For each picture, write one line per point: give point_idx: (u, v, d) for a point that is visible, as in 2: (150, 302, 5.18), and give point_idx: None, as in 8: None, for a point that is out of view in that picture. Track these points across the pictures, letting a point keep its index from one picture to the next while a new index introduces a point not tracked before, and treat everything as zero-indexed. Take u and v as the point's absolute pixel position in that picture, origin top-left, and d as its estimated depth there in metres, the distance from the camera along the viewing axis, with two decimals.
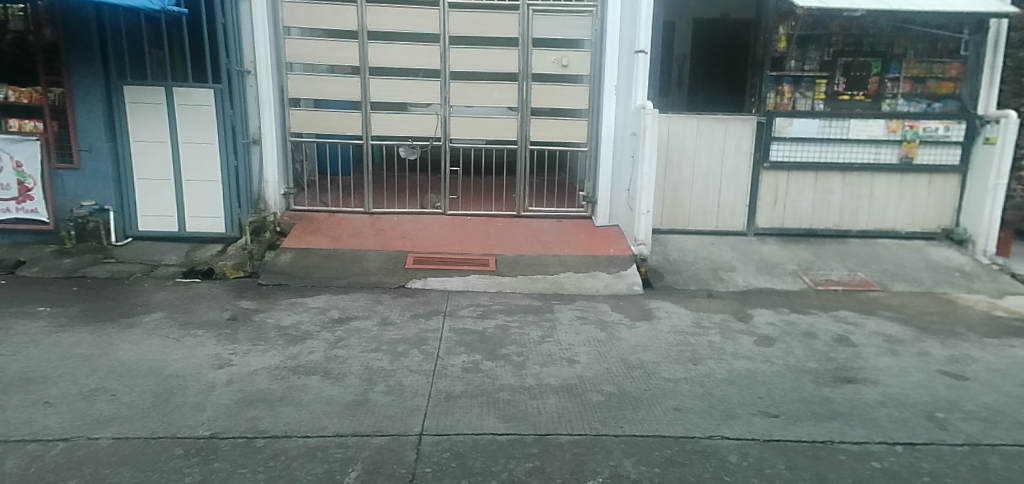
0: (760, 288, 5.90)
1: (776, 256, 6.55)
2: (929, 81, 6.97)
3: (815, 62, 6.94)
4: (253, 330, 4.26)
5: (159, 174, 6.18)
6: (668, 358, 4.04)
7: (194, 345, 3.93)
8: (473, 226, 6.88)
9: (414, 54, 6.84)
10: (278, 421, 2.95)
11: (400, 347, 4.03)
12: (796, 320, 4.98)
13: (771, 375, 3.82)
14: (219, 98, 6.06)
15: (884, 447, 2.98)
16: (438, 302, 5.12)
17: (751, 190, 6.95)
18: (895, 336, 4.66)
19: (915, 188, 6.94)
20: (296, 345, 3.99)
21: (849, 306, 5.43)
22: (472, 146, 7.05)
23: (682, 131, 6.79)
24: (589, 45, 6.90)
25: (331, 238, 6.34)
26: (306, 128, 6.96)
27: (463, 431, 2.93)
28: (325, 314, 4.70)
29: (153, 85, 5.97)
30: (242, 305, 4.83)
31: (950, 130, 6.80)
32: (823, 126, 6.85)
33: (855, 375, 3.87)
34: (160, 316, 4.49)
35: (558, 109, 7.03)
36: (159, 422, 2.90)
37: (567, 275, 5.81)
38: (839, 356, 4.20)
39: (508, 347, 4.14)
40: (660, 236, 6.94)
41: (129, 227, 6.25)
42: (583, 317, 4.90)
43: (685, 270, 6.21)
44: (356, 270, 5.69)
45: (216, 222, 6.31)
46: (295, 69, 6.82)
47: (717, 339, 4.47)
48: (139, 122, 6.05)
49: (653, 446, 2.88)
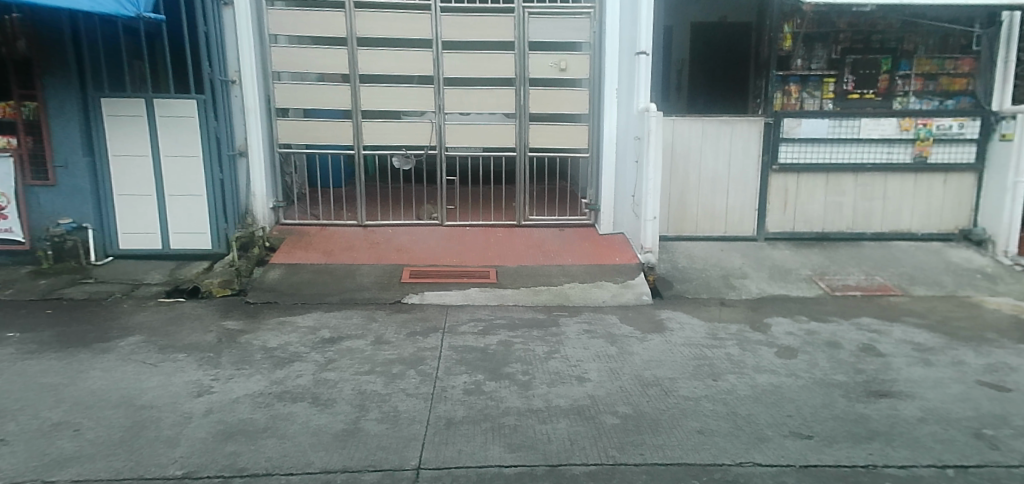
0: (774, 295, 5.62)
1: (788, 262, 6.27)
2: (941, 77, 6.76)
3: (822, 60, 6.78)
4: (237, 353, 3.95)
5: (141, 189, 5.91)
6: (685, 374, 3.74)
7: (172, 370, 3.63)
8: (473, 236, 6.60)
9: (405, 60, 6.57)
10: (259, 457, 2.64)
11: (395, 369, 3.73)
12: (817, 329, 4.68)
13: (798, 391, 3.52)
14: (203, 109, 5.81)
15: (934, 471, 2.68)
16: (436, 318, 4.83)
17: (759, 193, 6.68)
18: (924, 344, 4.37)
19: (931, 187, 6.68)
20: (283, 369, 3.68)
21: (870, 313, 5.15)
22: (468, 154, 6.76)
23: (687, 134, 6.53)
24: (587, 47, 6.65)
25: (322, 252, 6.03)
26: (295, 139, 6.68)
27: (465, 463, 2.63)
28: (315, 333, 4.40)
29: (132, 96, 5.71)
30: (226, 326, 4.53)
31: (964, 127, 6.59)
32: (833, 126, 6.61)
33: (890, 388, 3.58)
34: (137, 340, 4.18)
35: (559, 114, 6.77)
36: (126, 461, 2.59)
37: (572, 286, 5.52)
38: (868, 368, 3.91)
39: (512, 365, 3.84)
40: (666, 243, 6.66)
41: (109, 246, 5.97)
42: (590, 330, 4.60)
43: (695, 278, 5.93)
44: (349, 285, 5.41)
45: (200, 238, 6.04)
46: (281, 78, 6.56)
47: (735, 351, 4.17)
48: (118, 136, 5.78)
49: (678, 477, 2.58)
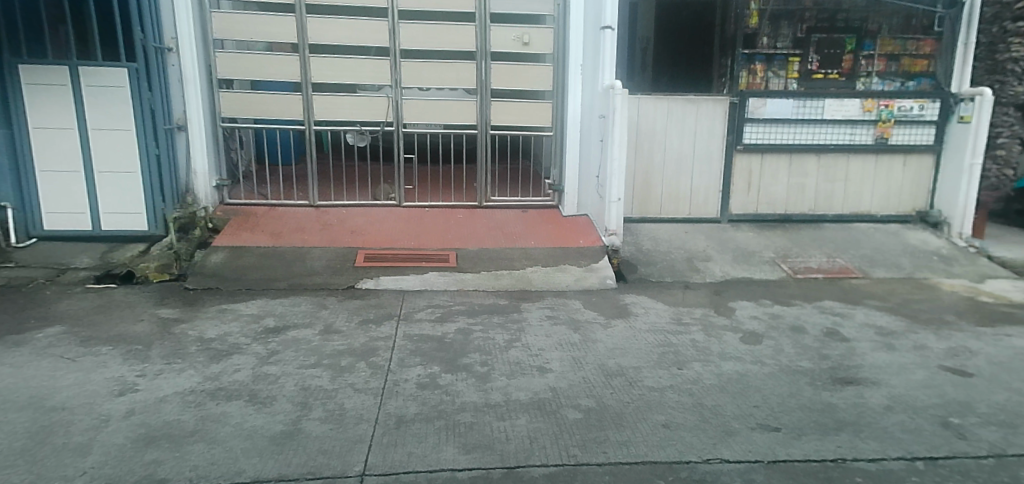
0: (738, 278, 5.54)
1: (751, 244, 6.20)
2: (903, 59, 6.79)
3: (787, 39, 6.70)
4: (169, 346, 3.64)
5: (67, 166, 5.46)
6: (650, 363, 3.59)
7: (94, 366, 3.31)
8: (431, 218, 6.34)
9: (359, 31, 6.20)
10: (183, 465, 2.38)
11: (343, 361, 3.48)
12: (781, 313, 4.61)
13: (764, 379, 3.42)
14: (135, 78, 5.36)
15: (903, 464, 2.59)
16: (391, 304, 4.58)
17: (724, 174, 6.59)
18: (886, 328, 4.34)
19: (890, 169, 6.69)
20: (219, 363, 3.40)
21: (832, 296, 5.11)
22: (428, 132, 6.47)
23: (653, 113, 6.37)
24: (551, 21, 6.39)
25: (269, 235, 5.68)
26: (241, 113, 6.26)
27: (414, 468, 2.42)
28: (259, 322, 4.10)
29: (54, 64, 5.25)
30: (161, 315, 4.19)
31: (924, 109, 6.56)
32: (797, 106, 6.52)
33: (856, 375, 3.50)
34: (58, 331, 3.83)
35: (521, 90, 6.51)
36: (27, 473, 2.30)
37: (534, 270, 5.33)
38: (833, 353, 3.83)
39: (470, 355, 3.63)
40: (631, 225, 6.52)
41: (32, 227, 5.51)
42: (553, 317, 4.42)
43: (659, 261, 5.81)
44: (299, 270, 5.10)
45: (136, 219, 5.62)
46: (226, 47, 6.15)
47: (700, 337, 4.05)
48: (40, 107, 5.32)
49: (642, 477, 2.42)
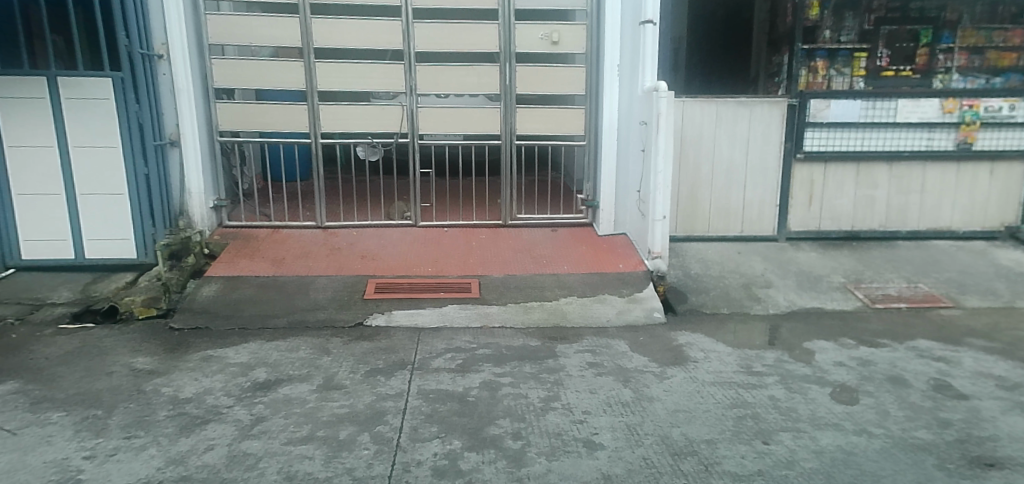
0: (806, 309, 4.76)
1: (816, 267, 5.41)
2: (988, 52, 6.01)
3: (853, 31, 5.92)
4: (135, 410, 2.99)
5: (47, 188, 4.89)
6: (725, 434, 2.85)
7: (35, 444, 2.67)
8: (451, 239, 5.67)
9: (369, 32, 5.56)
10: None
11: (342, 433, 2.80)
12: (872, 358, 3.82)
13: (879, 459, 2.66)
14: (120, 89, 4.76)
15: None
16: (404, 347, 3.90)
17: (781, 187, 5.80)
18: (1007, 379, 3.54)
19: (975, 178, 5.84)
20: (189, 438, 2.74)
21: (925, 332, 4.31)
22: (445, 143, 5.81)
23: (699, 119, 5.62)
24: (582, 16, 5.69)
25: (271, 261, 5.06)
26: (244, 126, 5.66)
27: None
28: (246, 374, 3.44)
29: (30, 74, 4.67)
30: (134, 365, 3.56)
31: (1015, 109, 5.73)
32: (865, 108, 5.70)
33: (995, 454, 2.72)
34: (8, 390, 3.21)
35: (548, 95, 5.81)
36: None
37: (569, 302, 4.61)
38: (953, 419, 3.05)
39: (499, 423, 2.92)
40: (675, 244, 5.79)
41: (10, 255, 4.97)
42: (596, 363, 3.70)
43: (712, 287, 5.04)
44: (300, 303, 4.44)
45: (123, 246, 5.04)
46: (226, 52, 5.53)
47: (780, 394, 3.29)
48: (15, 123, 4.74)
49: None
